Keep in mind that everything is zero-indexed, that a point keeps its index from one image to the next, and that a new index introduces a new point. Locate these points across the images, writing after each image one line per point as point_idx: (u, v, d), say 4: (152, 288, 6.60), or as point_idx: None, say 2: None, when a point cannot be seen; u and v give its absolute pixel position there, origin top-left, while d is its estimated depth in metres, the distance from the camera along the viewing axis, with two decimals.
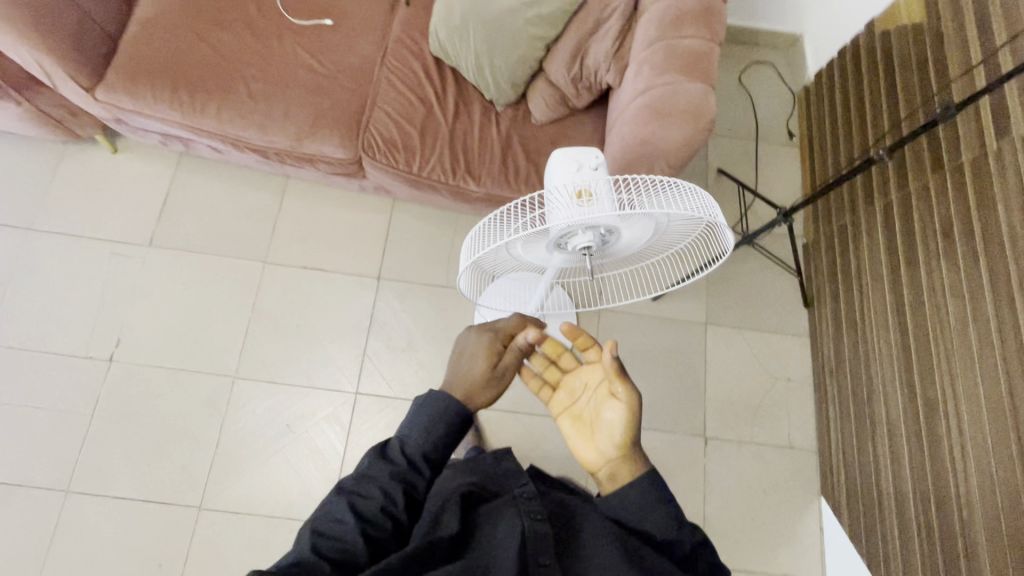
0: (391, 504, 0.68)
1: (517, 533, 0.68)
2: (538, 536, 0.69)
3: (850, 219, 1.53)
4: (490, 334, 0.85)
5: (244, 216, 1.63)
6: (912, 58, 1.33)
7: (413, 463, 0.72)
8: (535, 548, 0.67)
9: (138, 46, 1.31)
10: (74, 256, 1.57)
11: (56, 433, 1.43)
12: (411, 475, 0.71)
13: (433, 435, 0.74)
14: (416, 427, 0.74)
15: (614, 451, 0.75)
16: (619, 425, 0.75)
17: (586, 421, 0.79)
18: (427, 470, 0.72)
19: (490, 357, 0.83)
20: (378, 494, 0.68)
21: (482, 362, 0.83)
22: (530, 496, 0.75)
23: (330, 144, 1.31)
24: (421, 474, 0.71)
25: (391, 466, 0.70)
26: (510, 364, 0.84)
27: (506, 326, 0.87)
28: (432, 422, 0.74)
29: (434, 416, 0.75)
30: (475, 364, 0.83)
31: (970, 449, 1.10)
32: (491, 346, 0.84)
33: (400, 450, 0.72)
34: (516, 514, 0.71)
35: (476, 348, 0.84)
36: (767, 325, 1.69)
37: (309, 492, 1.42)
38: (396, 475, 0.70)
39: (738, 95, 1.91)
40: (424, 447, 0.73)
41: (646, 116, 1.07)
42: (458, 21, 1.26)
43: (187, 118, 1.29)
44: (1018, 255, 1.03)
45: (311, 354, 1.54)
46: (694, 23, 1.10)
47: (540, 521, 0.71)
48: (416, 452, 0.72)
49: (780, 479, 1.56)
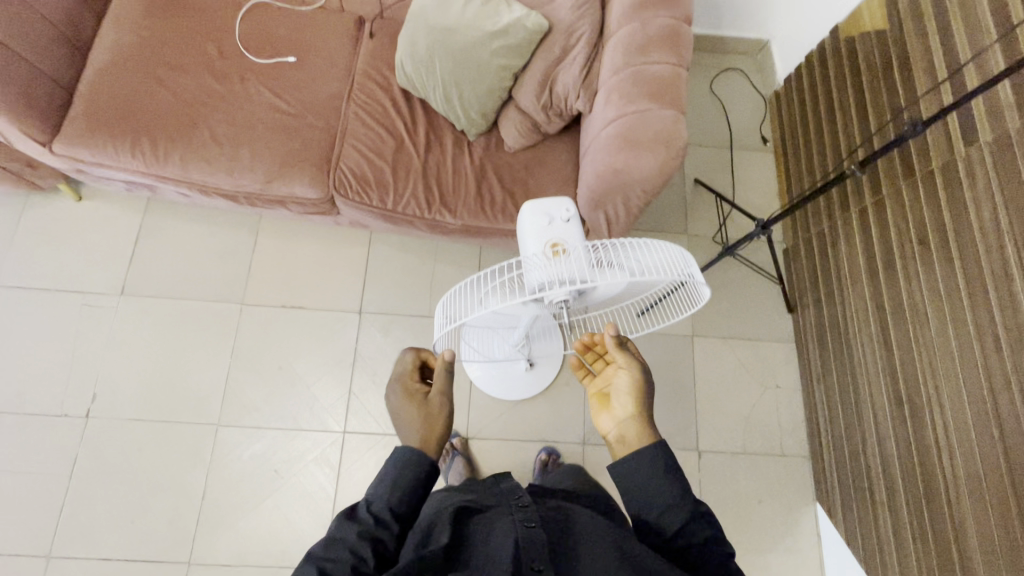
0: (362, 564, 0.61)
1: (511, 541, 0.63)
2: (532, 540, 0.63)
3: (828, 224, 1.53)
4: (403, 386, 0.77)
5: (218, 257, 1.60)
6: (879, 65, 1.34)
7: (382, 520, 0.66)
8: (530, 555, 0.61)
9: (95, 96, 1.27)
10: (43, 310, 1.52)
11: (34, 496, 1.38)
12: (380, 532, 0.65)
13: (400, 488, 0.68)
14: (385, 483, 0.68)
15: (630, 412, 0.73)
16: (632, 384, 0.73)
17: (602, 391, 0.77)
18: (396, 525, 0.66)
19: (415, 398, 0.76)
20: (347, 556, 0.61)
21: (411, 407, 0.74)
22: (526, 504, 0.70)
23: (299, 185, 1.28)
24: (390, 530, 0.66)
25: (358, 525, 0.64)
26: (443, 390, 0.76)
27: (405, 369, 0.79)
28: (397, 473, 0.69)
29: (404, 467, 0.70)
30: (405, 415, 0.74)
31: (958, 455, 1.11)
32: (410, 393, 0.76)
33: (366, 509, 0.67)
34: (512, 523, 0.66)
35: (399, 405, 0.75)
36: (752, 334, 1.69)
37: (300, 538, 1.39)
38: (364, 534, 0.64)
39: (711, 103, 1.92)
40: (391, 502, 0.67)
41: (617, 146, 1.08)
42: (423, 54, 1.25)
43: (150, 166, 1.26)
44: (992, 262, 1.04)
45: (294, 396, 1.51)
46: (660, 48, 1.10)
47: (536, 528, 0.65)
48: (383, 509, 0.67)
49: (775, 487, 1.56)
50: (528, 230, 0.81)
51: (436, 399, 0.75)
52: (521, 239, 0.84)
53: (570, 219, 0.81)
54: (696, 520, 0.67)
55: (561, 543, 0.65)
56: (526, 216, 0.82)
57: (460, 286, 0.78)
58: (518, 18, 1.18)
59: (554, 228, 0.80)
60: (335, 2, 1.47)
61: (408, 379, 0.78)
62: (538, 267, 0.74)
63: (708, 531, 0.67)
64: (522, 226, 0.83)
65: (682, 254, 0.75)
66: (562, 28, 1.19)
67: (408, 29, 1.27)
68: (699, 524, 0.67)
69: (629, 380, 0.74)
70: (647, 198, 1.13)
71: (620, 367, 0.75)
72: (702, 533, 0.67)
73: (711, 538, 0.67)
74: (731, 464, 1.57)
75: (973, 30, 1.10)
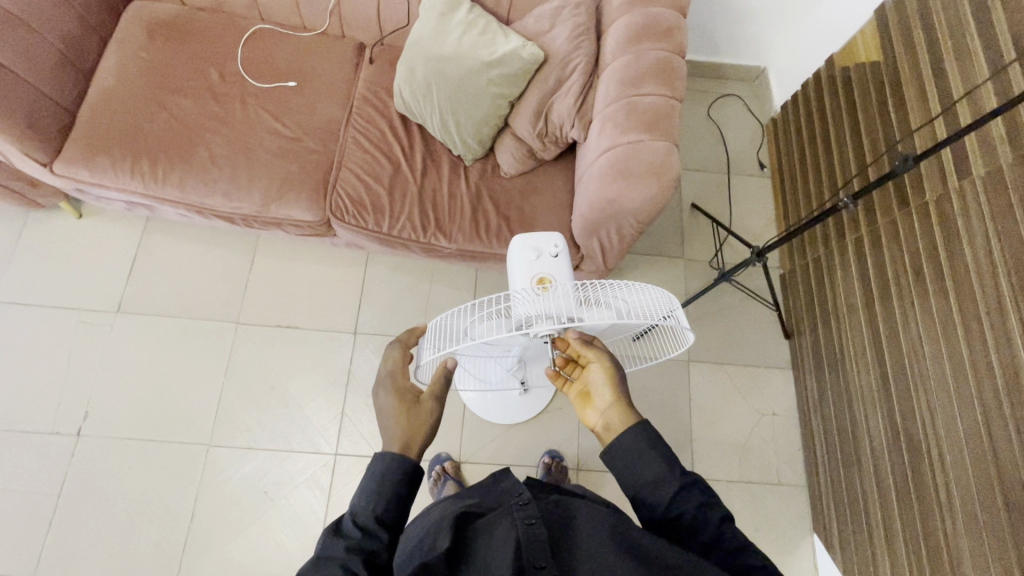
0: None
1: (512, 543, 0.60)
2: (533, 540, 0.60)
3: (824, 252, 1.53)
4: (390, 385, 0.73)
5: (215, 276, 1.60)
6: (873, 97, 1.35)
7: (369, 530, 0.62)
8: (532, 555, 0.58)
9: (97, 119, 1.29)
10: (39, 327, 1.52)
11: (22, 515, 1.37)
12: (369, 544, 0.60)
13: (384, 494, 0.64)
14: (368, 493, 0.64)
15: (608, 399, 0.72)
16: (603, 369, 0.72)
17: (579, 387, 0.75)
18: (385, 534, 0.62)
19: (404, 399, 0.72)
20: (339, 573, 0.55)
21: (399, 409, 0.70)
22: (526, 502, 0.67)
23: (296, 208, 1.29)
24: (379, 539, 0.61)
25: (344, 541, 0.60)
26: (435, 395, 0.74)
27: (393, 367, 0.75)
28: (378, 481, 0.65)
29: (386, 473, 0.65)
30: (392, 416, 0.70)
31: (955, 491, 1.09)
32: (399, 393, 0.72)
33: (351, 524, 0.62)
34: (511, 525, 0.63)
35: (387, 404, 0.72)
36: (749, 360, 1.68)
37: (289, 563, 1.37)
38: (352, 549, 0.59)
39: (708, 129, 1.93)
40: (377, 511, 0.63)
41: (610, 176, 1.09)
42: (421, 81, 1.27)
43: (148, 187, 1.27)
44: (986, 296, 1.03)
45: (287, 416, 1.50)
46: (655, 81, 1.11)
47: (536, 525, 0.62)
48: (368, 520, 0.62)
49: (772, 518, 1.53)
50: (519, 262, 0.91)
51: (428, 403, 0.73)
52: (512, 268, 0.94)
53: (557, 254, 0.92)
54: (686, 488, 0.64)
55: (562, 537, 0.62)
56: (519, 248, 0.92)
57: (446, 313, 0.77)
58: (515, 48, 1.20)
59: (542, 261, 0.91)
60: (336, 29, 1.50)
61: (396, 377, 0.74)
62: (525, 302, 0.75)
63: (701, 498, 0.64)
64: (514, 256, 0.92)
65: (666, 296, 0.77)
66: (558, 59, 1.21)
67: (406, 57, 1.29)
68: (690, 492, 0.64)
69: (601, 368, 0.73)
70: (640, 227, 1.15)
71: (592, 363, 0.74)
72: (693, 500, 0.64)
73: (703, 504, 0.63)
74: (727, 493, 1.54)
75: (963, 66, 1.11)
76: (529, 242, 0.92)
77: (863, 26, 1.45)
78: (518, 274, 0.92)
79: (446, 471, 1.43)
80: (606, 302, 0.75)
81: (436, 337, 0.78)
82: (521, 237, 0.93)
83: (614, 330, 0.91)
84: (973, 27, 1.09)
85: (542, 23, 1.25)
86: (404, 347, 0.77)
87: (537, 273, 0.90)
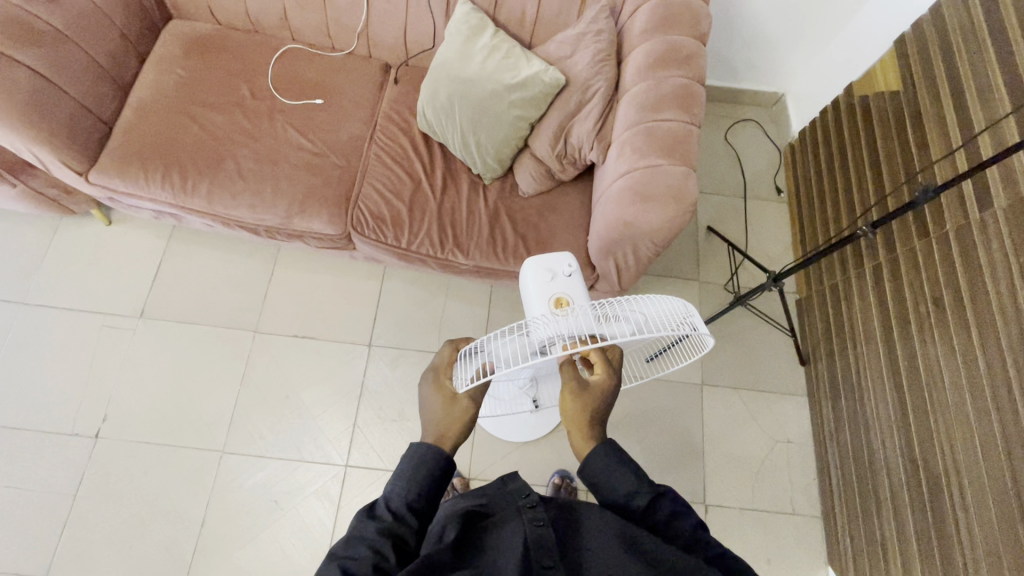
0: (383, 560, 0.58)
1: (520, 542, 0.60)
2: (541, 541, 0.60)
3: (841, 278, 1.52)
4: (433, 378, 0.76)
5: (235, 285, 1.64)
6: (893, 127, 1.36)
7: (400, 516, 0.65)
8: (540, 557, 0.58)
9: (132, 131, 1.34)
10: (65, 329, 1.56)
11: (39, 514, 1.39)
12: (400, 529, 0.63)
13: (416, 483, 0.67)
14: (400, 482, 0.67)
15: (570, 417, 0.72)
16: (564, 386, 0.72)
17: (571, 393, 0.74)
18: (415, 521, 0.65)
19: (444, 391, 0.74)
20: (368, 553, 0.59)
21: (438, 400, 0.73)
22: (533, 503, 0.66)
23: (318, 221, 1.32)
24: (409, 525, 0.64)
25: (377, 523, 0.63)
26: (471, 397, 0.74)
27: (439, 362, 0.78)
28: (412, 470, 0.68)
29: (415, 465, 0.69)
30: (431, 405, 0.73)
31: (976, 524, 1.06)
32: (439, 383, 0.75)
33: (384, 507, 0.65)
34: (520, 525, 0.63)
35: (428, 394, 0.75)
36: (763, 384, 1.67)
37: (296, 572, 1.37)
38: (383, 531, 0.62)
39: (725, 153, 1.94)
40: (408, 498, 0.66)
41: (627, 199, 1.11)
42: (445, 102, 1.30)
43: (178, 198, 1.31)
44: (1008, 327, 1.01)
45: (300, 425, 1.51)
46: (673, 106, 1.14)
47: (544, 526, 0.62)
48: (401, 506, 0.66)
49: (786, 547, 1.50)
50: (533, 284, 0.93)
51: (462, 399, 0.73)
52: (526, 291, 0.95)
53: (571, 274, 0.94)
54: (657, 500, 0.66)
55: (567, 539, 0.62)
56: (533, 271, 0.93)
57: (471, 344, 0.80)
58: (537, 72, 1.23)
59: (557, 281, 0.92)
60: (363, 49, 1.55)
61: (439, 373, 0.77)
62: (544, 324, 0.77)
63: (673, 508, 0.66)
64: (528, 279, 0.94)
65: (683, 304, 0.79)
66: (578, 83, 1.24)
67: (431, 78, 1.33)
68: (661, 503, 0.66)
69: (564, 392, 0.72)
70: (657, 249, 1.16)
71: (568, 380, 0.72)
72: (664, 510, 0.66)
73: (674, 513, 0.65)
74: (739, 521, 1.51)
75: (984, 99, 1.11)
76: (542, 264, 0.94)
77: (883, 55, 1.46)
78: (534, 296, 0.93)
79: (455, 487, 1.43)
80: (625, 315, 0.76)
81: (462, 372, 0.77)
82: (534, 260, 0.94)
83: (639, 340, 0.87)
84: (995, 61, 1.10)
85: (564, 48, 1.28)
86: (454, 345, 0.80)
87: (552, 294, 0.91)
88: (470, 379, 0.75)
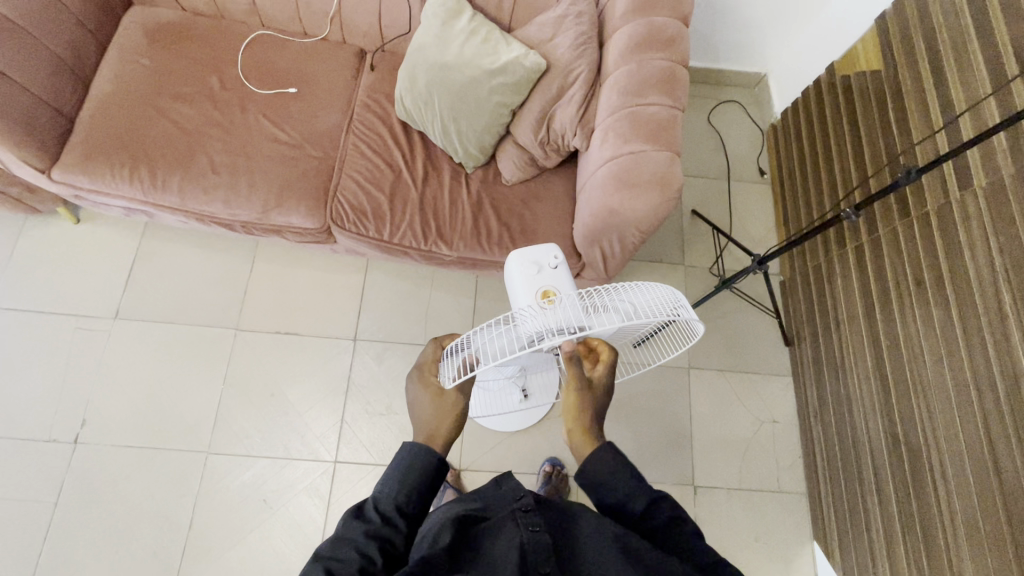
0: (369, 564, 0.58)
1: (516, 547, 0.59)
2: (537, 545, 0.60)
3: (824, 259, 1.53)
4: (418, 377, 0.75)
5: (213, 283, 1.60)
6: (874, 107, 1.36)
7: (389, 519, 0.63)
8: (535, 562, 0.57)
9: (96, 125, 1.29)
10: (35, 334, 1.51)
11: (18, 524, 1.36)
12: (388, 532, 0.62)
13: (408, 486, 0.66)
14: (392, 483, 0.66)
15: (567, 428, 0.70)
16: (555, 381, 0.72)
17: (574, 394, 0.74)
18: (404, 524, 0.64)
19: (432, 387, 0.73)
20: (354, 556, 0.58)
21: (422, 401, 0.72)
22: (528, 506, 0.66)
23: (296, 215, 1.28)
24: (398, 528, 0.63)
25: (365, 525, 0.62)
26: (460, 392, 0.73)
27: (425, 360, 0.77)
28: (405, 471, 0.67)
29: (408, 469, 0.67)
30: (418, 408, 0.72)
31: (956, 496, 1.09)
32: (426, 384, 0.74)
33: (374, 509, 0.64)
34: (516, 528, 0.62)
35: (415, 394, 0.74)
36: (749, 366, 1.68)
37: (288, 570, 1.36)
38: (372, 534, 0.61)
39: (707, 137, 1.93)
40: (399, 501, 0.65)
41: (613, 187, 1.09)
42: (423, 89, 1.27)
43: (148, 194, 1.26)
44: (987, 305, 1.03)
45: (286, 423, 1.49)
46: (657, 90, 1.11)
47: (540, 531, 0.61)
48: (390, 508, 0.64)
49: (773, 525, 1.52)
50: (520, 276, 0.93)
51: (452, 394, 0.72)
52: (512, 284, 0.95)
53: (557, 266, 0.93)
54: (656, 502, 0.65)
55: (564, 543, 0.61)
56: (518, 265, 0.93)
57: (459, 340, 0.80)
58: (517, 57, 1.20)
59: (544, 274, 0.92)
60: (337, 35, 1.50)
61: (425, 371, 0.76)
62: (532, 318, 0.77)
63: (673, 510, 0.65)
64: (514, 273, 0.93)
65: (671, 292, 0.80)
66: (560, 67, 1.21)
67: (407, 65, 1.29)
68: (661, 507, 0.65)
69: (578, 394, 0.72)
70: (642, 235, 1.15)
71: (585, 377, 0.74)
72: (665, 510, 0.65)
73: (674, 517, 0.64)
74: (727, 501, 1.53)
75: (965, 78, 1.11)
76: (527, 256, 0.94)
77: (864, 35, 1.45)
78: (521, 291, 0.93)
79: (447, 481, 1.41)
80: (613, 306, 0.77)
81: (447, 370, 0.76)
82: (519, 253, 0.94)
83: (632, 330, 0.87)
84: (975, 41, 1.09)
85: (544, 32, 1.26)
86: (438, 343, 0.79)
87: (539, 287, 0.92)
88: (455, 376, 0.74)
